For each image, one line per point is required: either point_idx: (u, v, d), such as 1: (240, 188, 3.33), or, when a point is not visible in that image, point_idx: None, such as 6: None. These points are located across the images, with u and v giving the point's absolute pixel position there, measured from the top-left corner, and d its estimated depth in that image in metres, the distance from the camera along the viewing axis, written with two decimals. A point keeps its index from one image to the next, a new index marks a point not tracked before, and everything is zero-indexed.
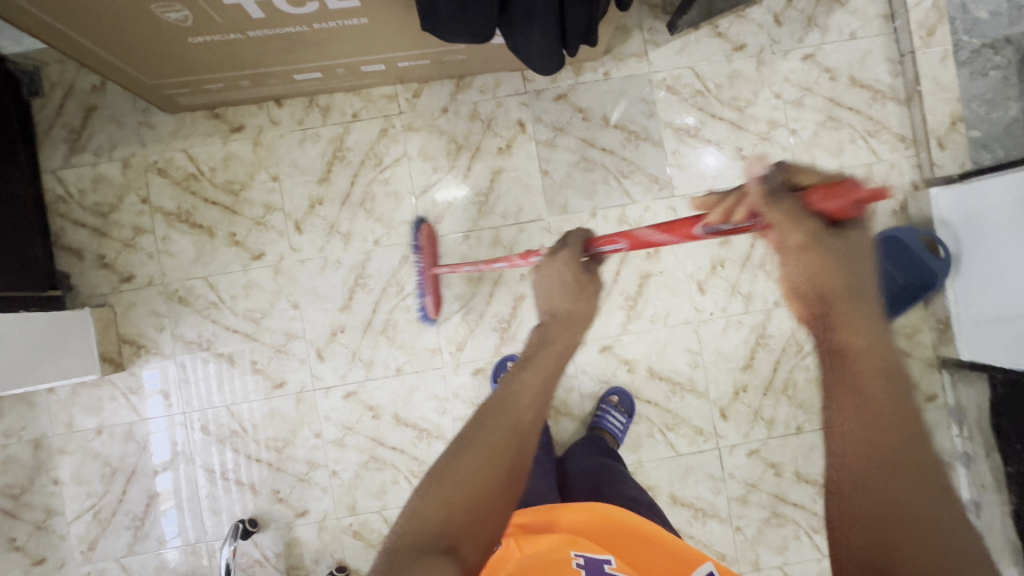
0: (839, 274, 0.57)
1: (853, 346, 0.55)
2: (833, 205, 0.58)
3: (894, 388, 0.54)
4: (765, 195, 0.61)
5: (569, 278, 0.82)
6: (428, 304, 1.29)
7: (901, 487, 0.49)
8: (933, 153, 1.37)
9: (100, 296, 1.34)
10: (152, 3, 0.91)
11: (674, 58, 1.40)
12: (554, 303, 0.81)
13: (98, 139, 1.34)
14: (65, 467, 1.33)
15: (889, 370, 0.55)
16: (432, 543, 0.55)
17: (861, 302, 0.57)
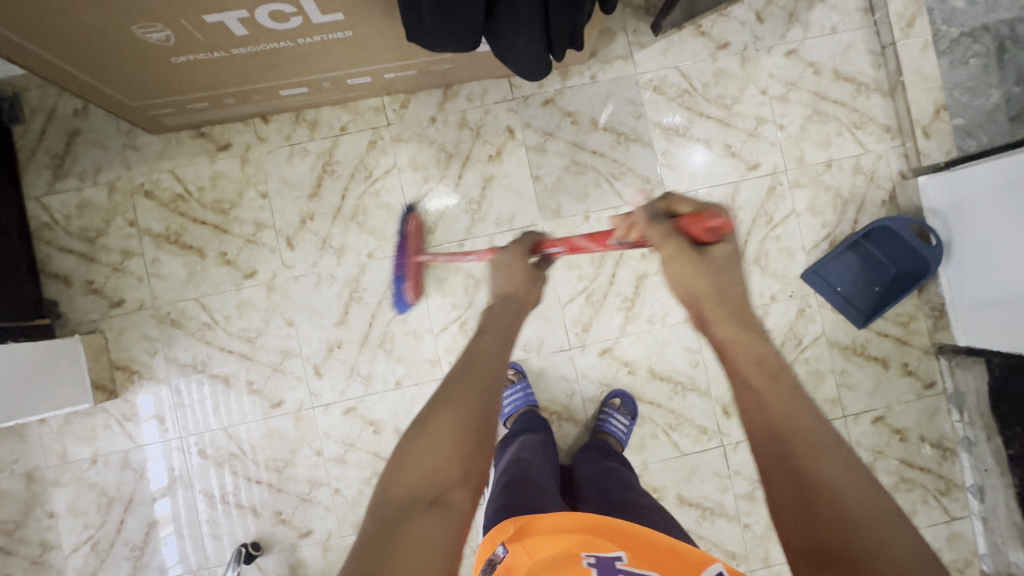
0: (709, 279, 0.72)
1: (728, 343, 0.68)
2: (698, 229, 0.73)
3: (767, 370, 0.63)
4: (648, 221, 0.77)
5: (520, 268, 0.90)
6: (408, 289, 1.32)
7: (793, 458, 0.56)
8: (919, 142, 1.39)
9: (89, 323, 1.31)
10: (134, 24, 0.90)
11: (660, 58, 1.40)
12: (507, 286, 0.88)
13: (82, 163, 1.32)
14: (60, 499, 1.30)
15: (762, 355, 0.65)
16: (424, 494, 0.58)
17: (731, 298, 0.70)
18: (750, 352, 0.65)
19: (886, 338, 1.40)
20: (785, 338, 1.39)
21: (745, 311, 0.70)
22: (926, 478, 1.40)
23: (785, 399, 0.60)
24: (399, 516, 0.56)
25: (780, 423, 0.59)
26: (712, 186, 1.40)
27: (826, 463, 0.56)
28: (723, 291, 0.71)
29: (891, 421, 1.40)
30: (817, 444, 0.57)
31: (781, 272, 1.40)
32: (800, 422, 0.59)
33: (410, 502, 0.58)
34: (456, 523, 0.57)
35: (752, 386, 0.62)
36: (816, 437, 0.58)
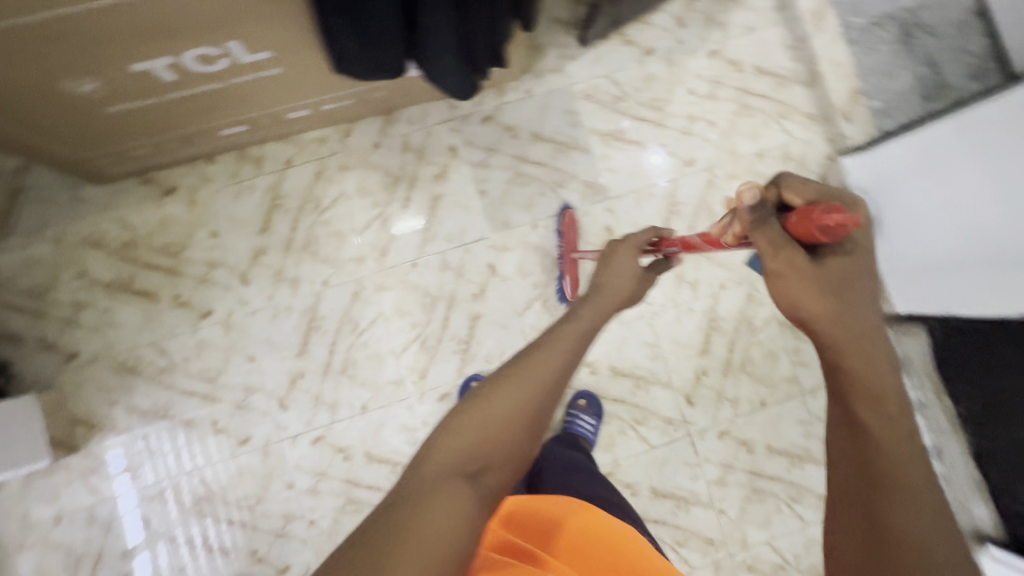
0: (824, 297, 0.65)
1: (847, 367, 0.63)
2: (803, 227, 0.67)
3: (885, 416, 0.60)
4: (753, 222, 0.72)
5: (633, 264, 0.88)
6: (568, 285, 1.35)
7: (878, 506, 0.56)
8: (840, 126, 1.46)
9: (44, 380, 1.29)
10: (61, 80, 0.91)
11: (590, 68, 1.46)
12: (612, 284, 0.86)
13: (26, 220, 1.31)
14: (26, 563, 1.26)
15: (877, 394, 0.61)
16: (463, 465, 0.63)
17: (863, 322, 0.65)
18: (869, 392, 0.61)
19: None
20: (738, 323, 1.44)
21: (879, 344, 0.64)
22: None
23: (890, 445, 0.58)
24: (438, 478, 0.61)
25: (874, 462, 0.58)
26: (652, 185, 1.46)
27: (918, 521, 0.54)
28: (839, 315, 0.65)
29: None
30: (912, 494, 0.56)
31: (728, 260, 1.45)
32: (892, 469, 0.57)
33: (448, 469, 0.62)
34: (487, 500, 0.62)
35: (858, 420, 0.61)
36: (916, 490, 0.56)
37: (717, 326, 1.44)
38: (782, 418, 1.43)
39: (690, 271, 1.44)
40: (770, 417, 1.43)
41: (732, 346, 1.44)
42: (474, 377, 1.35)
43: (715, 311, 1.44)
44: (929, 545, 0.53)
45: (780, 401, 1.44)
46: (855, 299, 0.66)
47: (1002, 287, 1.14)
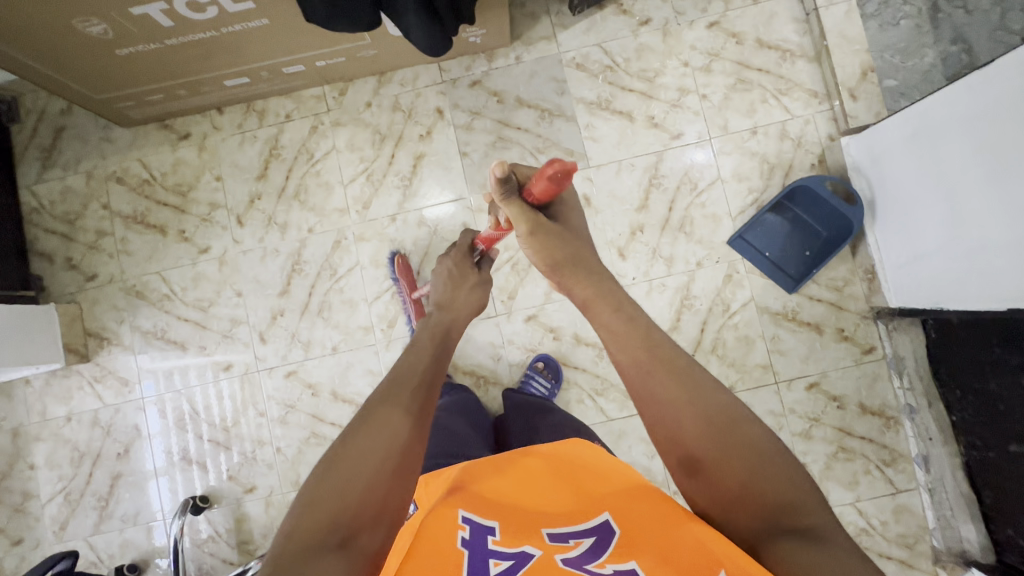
0: (562, 249, 0.79)
1: (585, 303, 0.76)
2: (541, 186, 0.71)
3: (625, 321, 0.70)
4: (504, 197, 0.76)
5: (455, 274, 1.08)
6: None
7: (654, 384, 0.64)
8: (845, 105, 1.37)
9: (68, 295, 1.48)
10: (73, 18, 1.04)
11: (582, 38, 1.46)
12: (440, 298, 1.03)
13: (66, 155, 1.50)
14: (40, 453, 1.46)
15: (618, 305, 0.73)
16: (331, 528, 0.57)
17: (585, 258, 0.79)
18: (609, 306, 0.73)
19: (818, 304, 1.38)
20: (712, 303, 1.39)
21: (601, 272, 0.78)
22: (867, 448, 1.36)
23: (656, 356, 0.66)
24: (290, 565, 0.53)
25: (650, 379, 0.65)
26: (634, 156, 1.43)
27: (704, 397, 0.62)
28: (574, 258, 0.79)
29: (827, 388, 1.36)
30: (676, 368, 0.65)
31: (707, 238, 1.41)
32: (670, 374, 0.64)
33: (315, 536, 0.56)
34: (362, 567, 0.56)
35: (620, 344, 0.69)
36: (690, 378, 0.64)
37: (690, 304, 1.40)
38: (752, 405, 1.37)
39: (666, 246, 1.41)
40: None
41: (704, 327, 1.39)
42: None
43: (688, 289, 1.40)
44: (710, 408, 0.61)
45: (751, 388, 1.38)
46: (580, 234, 0.82)
47: (969, 291, 1.08)
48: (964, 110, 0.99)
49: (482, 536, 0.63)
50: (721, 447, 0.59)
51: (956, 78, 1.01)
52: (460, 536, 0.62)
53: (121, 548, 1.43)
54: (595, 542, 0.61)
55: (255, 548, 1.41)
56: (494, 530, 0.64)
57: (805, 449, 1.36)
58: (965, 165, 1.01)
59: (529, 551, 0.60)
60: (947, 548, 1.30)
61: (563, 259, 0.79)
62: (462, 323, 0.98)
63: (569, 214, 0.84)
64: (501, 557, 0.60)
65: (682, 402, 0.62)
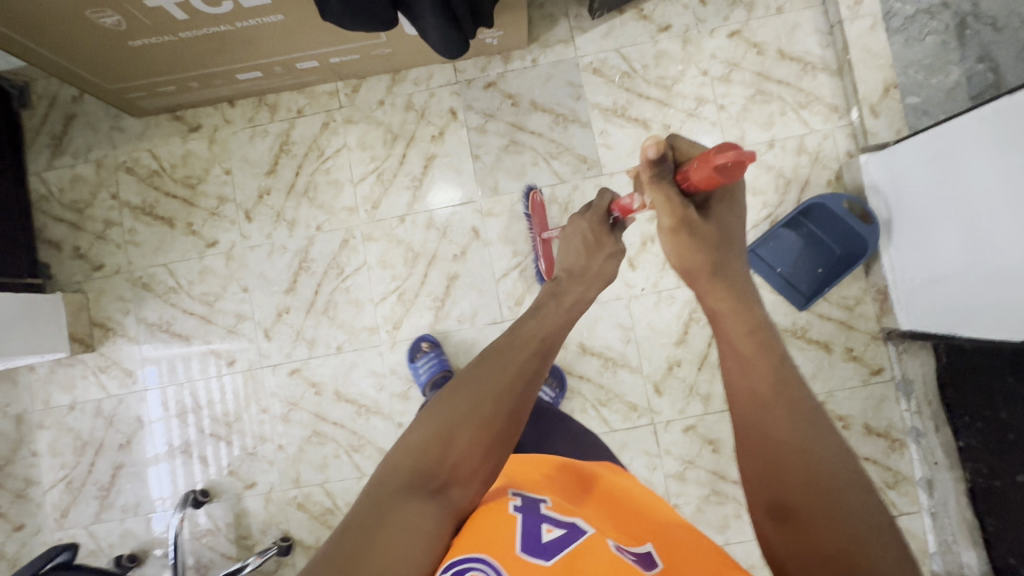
0: (705, 255, 0.75)
1: (714, 315, 0.71)
2: (703, 172, 0.73)
3: (759, 345, 0.65)
4: (653, 176, 0.79)
5: (589, 239, 1.00)
6: (542, 267, 1.32)
7: (765, 422, 0.59)
8: (866, 121, 1.35)
9: (74, 284, 1.48)
10: (86, 9, 1.03)
11: (600, 42, 1.44)
12: (569, 261, 0.97)
13: (76, 143, 1.50)
14: (43, 440, 1.46)
15: (756, 326, 0.67)
16: (430, 474, 0.61)
17: (730, 266, 0.75)
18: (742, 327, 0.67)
19: (829, 322, 1.36)
20: None
21: (744, 284, 0.73)
22: (871, 469, 1.34)
23: (780, 390, 0.61)
24: (390, 501, 0.58)
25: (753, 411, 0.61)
26: None
27: (819, 450, 0.56)
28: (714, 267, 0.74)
29: (833, 408, 1.35)
30: (795, 411, 0.59)
31: None
32: (788, 412, 0.59)
33: (414, 478, 0.61)
34: (451, 515, 0.61)
35: (743, 370, 0.63)
36: (812, 426, 0.59)
37: (698, 318, 1.38)
38: None
39: None
40: None
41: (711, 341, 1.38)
42: (424, 338, 1.40)
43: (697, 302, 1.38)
44: (825, 464, 0.56)
45: None
46: (728, 235, 0.78)
47: (982, 317, 1.06)
48: (993, 136, 0.95)
49: (534, 504, 0.68)
50: (826, 505, 0.53)
51: (986, 101, 0.97)
52: (512, 504, 0.66)
53: (121, 538, 1.44)
54: (636, 559, 0.60)
55: (253, 544, 1.41)
56: (545, 503, 0.69)
57: None
58: (991, 191, 0.98)
59: (581, 523, 0.65)
60: (947, 572, 1.29)
61: (706, 265, 0.75)
62: (592, 291, 0.94)
63: (723, 207, 0.79)
64: (554, 523, 0.64)
65: (798, 448, 0.57)
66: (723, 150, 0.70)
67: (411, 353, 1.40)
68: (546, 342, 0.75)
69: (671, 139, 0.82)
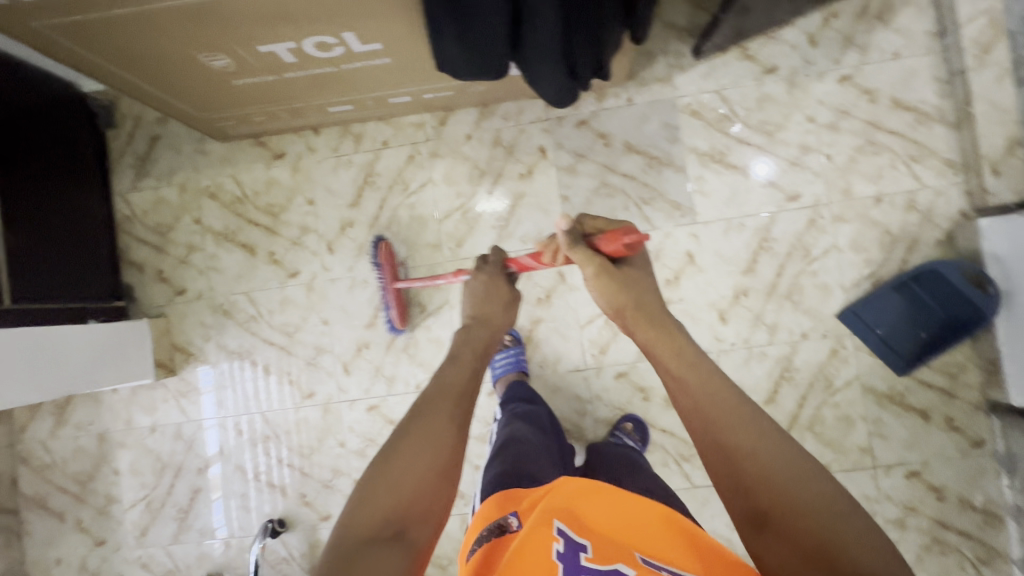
0: (629, 294, 0.86)
1: (647, 345, 0.83)
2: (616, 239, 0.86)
3: (687, 364, 0.77)
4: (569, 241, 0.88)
5: (487, 289, 1.01)
6: (393, 315, 1.34)
7: (716, 430, 0.70)
8: (985, 181, 1.27)
9: (157, 307, 1.49)
10: (200, 53, 1.01)
11: (700, 82, 1.37)
12: (475, 308, 0.99)
13: (160, 166, 1.49)
14: (124, 460, 1.49)
15: (680, 348, 0.79)
16: (382, 529, 0.68)
17: (648, 300, 0.86)
18: (672, 349, 0.80)
19: (929, 389, 1.31)
20: (814, 378, 1.34)
21: (663, 311, 0.85)
22: (964, 544, 1.30)
23: (718, 400, 0.72)
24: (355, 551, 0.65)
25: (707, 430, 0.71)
26: (745, 215, 1.36)
27: (769, 450, 0.66)
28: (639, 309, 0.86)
29: (928, 477, 1.31)
30: (736, 417, 0.70)
31: (815, 308, 1.34)
32: (733, 422, 0.69)
33: (370, 533, 0.67)
34: (412, 559, 0.67)
35: (683, 389, 0.75)
36: (753, 425, 0.69)
37: (790, 376, 1.34)
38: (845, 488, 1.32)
39: (771, 313, 1.35)
40: None
41: (803, 401, 1.34)
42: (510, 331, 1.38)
43: (790, 360, 1.34)
44: (774, 461, 0.65)
45: (846, 469, 1.33)
46: (637, 275, 0.89)
47: None
48: None
49: (575, 551, 0.68)
50: (783, 498, 0.62)
51: None
52: (556, 548, 0.68)
53: (199, 559, 1.46)
54: None
55: None
56: (586, 546, 0.69)
57: (898, 538, 1.31)
58: None
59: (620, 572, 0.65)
60: None
61: (629, 304, 0.87)
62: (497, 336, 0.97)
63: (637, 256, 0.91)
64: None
65: (747, 448, 0.67)
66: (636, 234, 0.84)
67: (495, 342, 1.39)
68: (468, 385, 0.85)
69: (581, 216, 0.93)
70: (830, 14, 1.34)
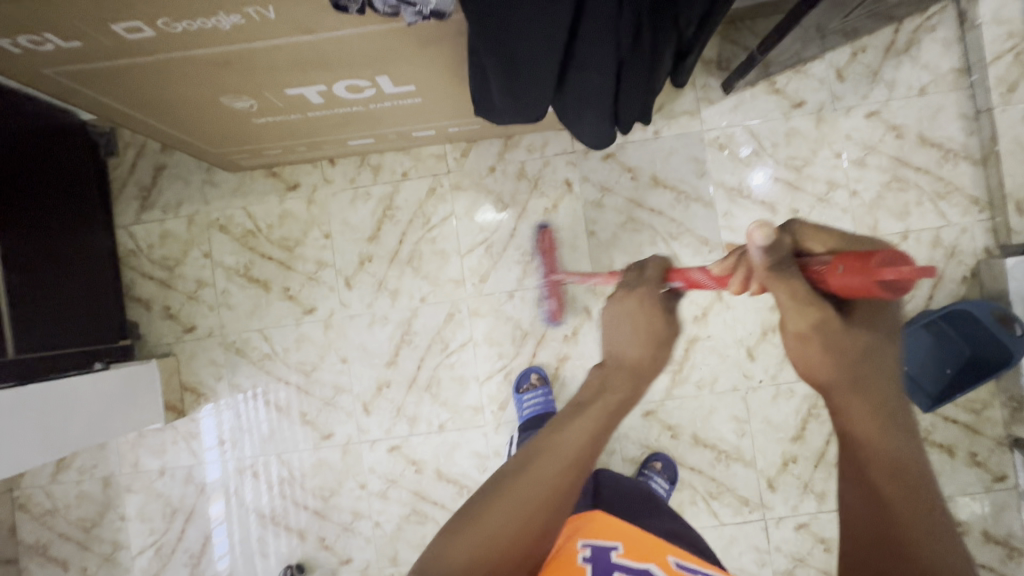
0: (838, 371, 0.48)
1: (851, 438, 0.46)
2: (860, 279, 0.47)
3: (904, 484, 0.43)
4: (767, 270, 0.52)
5: (645, 323, 0.64)
6: (552, 307, 1.34)
7: None
8: (1010, 219, 1.28)
9: (164, 345, 1.43)
10: (223, 96, 0.95)
11: (728, 116, 1.35)
12: (619, 348, 0.63)
13: (166, 196, 1.43)
14: (131, 505, 1.43)
15: (899, 439, 0.45)
16: None
17: (869, 369, 0.47)
18: (882, 460, 0.44)
19: (953, 425, 1.32)
20: None
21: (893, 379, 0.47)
22: None
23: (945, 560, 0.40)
24: None
25: (918, 557, 0.41)
26: None
27: None
28: (862, 380, 0.47)
29: (951, 512, 1.32)
30: None
31: None
32: None
33: None
34: None
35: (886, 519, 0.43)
36: None
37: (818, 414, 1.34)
38: None
39: None
40: None
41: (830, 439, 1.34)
42: (535, 369, 1.35)
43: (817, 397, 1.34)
44: None
45: None
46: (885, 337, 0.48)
47: None
48: None
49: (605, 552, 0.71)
50: None
51: None
52: (582, 554, 0.70)
53: None
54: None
55: None
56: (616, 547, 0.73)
57: None
58: None
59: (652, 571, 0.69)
60: None
61: (834, 383, 0.48)
62: (642, 389, 0.60)
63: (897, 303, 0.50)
64: (626, 571, 0.68)
65: None
66: (898, 261, 0.45)
67: (520, 382, 1.36)
68: (606, 430, 0.54)
69: (786, 223, 0.55)
70: (857, 48, 1.33)
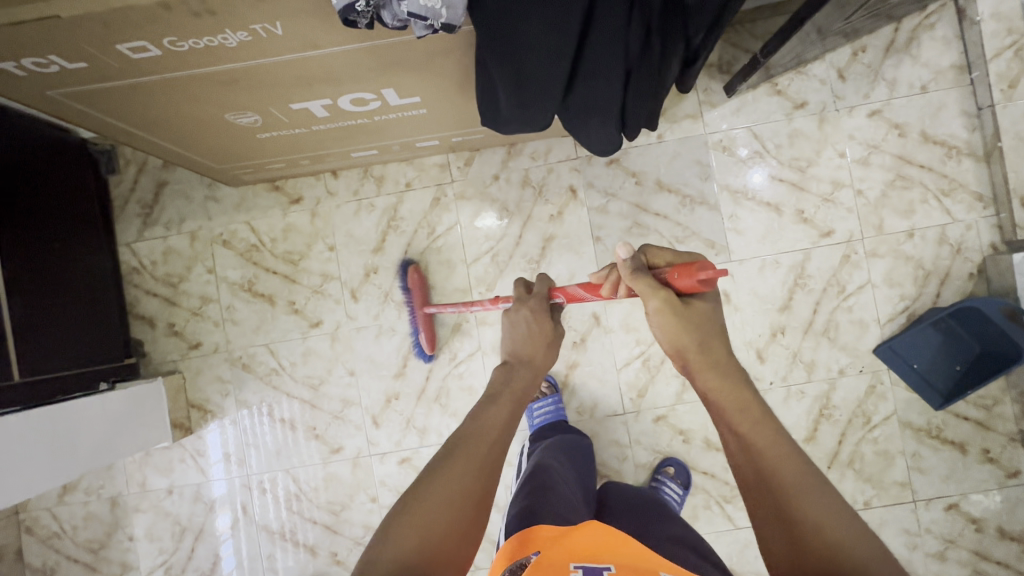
0: (694, 334, 0.69)
1: (714, 392, 0.66)
2: (688, 279, 0.69)
3: (754, 418, 0.61)
4: (632, 271, 0.73)
5: (534, 325, 0.84)
6: (422, 340, 1.31)
7: (783, 493, 0.55)
8: (1015, 214, 1.28)
9: (170, 362, 1.41)
10: (226, 112, 0.94)
11: (731, 118, 1.35)
12: (517, 347, 0.82)
13: (168, 213, 1.42)
14: (140, 525, 1.41)
15: (746, 385, 0.65)
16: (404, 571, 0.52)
17: (716, 341, 0.69)
18: (737, 402, 0.63)
19: (964, 422, 1.32)
20: (853, 415, 1.34)
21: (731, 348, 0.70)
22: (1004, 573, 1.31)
23: (793, 461, 0.57)
24: None
25: (775, 467, 0.57)
26: (779, 252, 1.35)
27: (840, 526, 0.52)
28: (712, 347, 0.69)
29: (966, 509, 1.31)
30: (813, 486, 0.55)
31: (851, 345, 1.33)
32: (799, 483, 0.55)
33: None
34: None
35: (752, 446, 0.59)
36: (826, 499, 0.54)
37: (829, 414, 1.34)
38: (887, 523, 1.33)
39: (808, 351, 1.34)
40: (873, 520, 1.33)
41: (842, 439, 1.34)
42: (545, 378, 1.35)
43: (829, 398, 1.34)
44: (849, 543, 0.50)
45: (887, 505, 1.33)
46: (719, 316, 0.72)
47: None
48: None
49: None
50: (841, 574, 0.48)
51: None
52: None
53: None
54: None
55: None
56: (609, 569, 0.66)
57: (938, 570, 1.32)
58: None
59: None
60: None
61: (692, 347, 0.69)
62: (530, 382, 0.78)
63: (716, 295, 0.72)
64: None
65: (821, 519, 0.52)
66: (709, 267, 0.66)
67: None
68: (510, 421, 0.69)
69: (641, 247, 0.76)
70: (858, 48, 1.33)
